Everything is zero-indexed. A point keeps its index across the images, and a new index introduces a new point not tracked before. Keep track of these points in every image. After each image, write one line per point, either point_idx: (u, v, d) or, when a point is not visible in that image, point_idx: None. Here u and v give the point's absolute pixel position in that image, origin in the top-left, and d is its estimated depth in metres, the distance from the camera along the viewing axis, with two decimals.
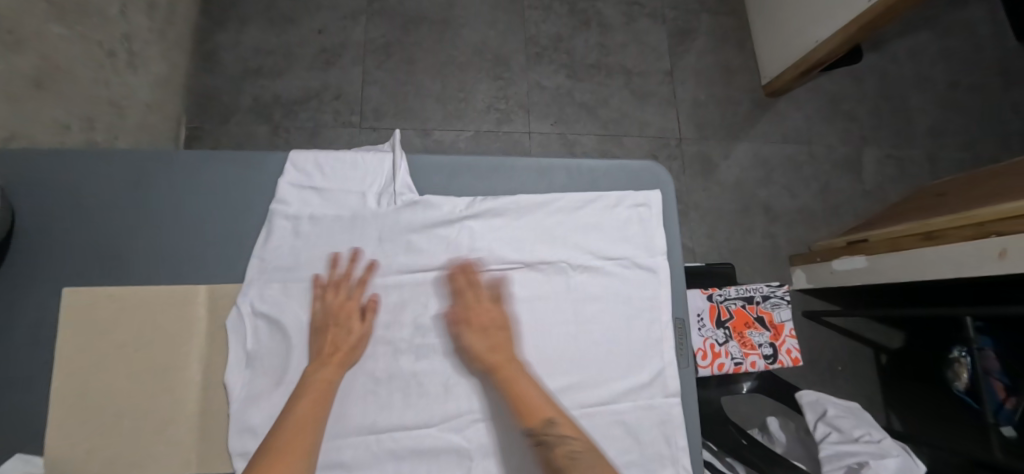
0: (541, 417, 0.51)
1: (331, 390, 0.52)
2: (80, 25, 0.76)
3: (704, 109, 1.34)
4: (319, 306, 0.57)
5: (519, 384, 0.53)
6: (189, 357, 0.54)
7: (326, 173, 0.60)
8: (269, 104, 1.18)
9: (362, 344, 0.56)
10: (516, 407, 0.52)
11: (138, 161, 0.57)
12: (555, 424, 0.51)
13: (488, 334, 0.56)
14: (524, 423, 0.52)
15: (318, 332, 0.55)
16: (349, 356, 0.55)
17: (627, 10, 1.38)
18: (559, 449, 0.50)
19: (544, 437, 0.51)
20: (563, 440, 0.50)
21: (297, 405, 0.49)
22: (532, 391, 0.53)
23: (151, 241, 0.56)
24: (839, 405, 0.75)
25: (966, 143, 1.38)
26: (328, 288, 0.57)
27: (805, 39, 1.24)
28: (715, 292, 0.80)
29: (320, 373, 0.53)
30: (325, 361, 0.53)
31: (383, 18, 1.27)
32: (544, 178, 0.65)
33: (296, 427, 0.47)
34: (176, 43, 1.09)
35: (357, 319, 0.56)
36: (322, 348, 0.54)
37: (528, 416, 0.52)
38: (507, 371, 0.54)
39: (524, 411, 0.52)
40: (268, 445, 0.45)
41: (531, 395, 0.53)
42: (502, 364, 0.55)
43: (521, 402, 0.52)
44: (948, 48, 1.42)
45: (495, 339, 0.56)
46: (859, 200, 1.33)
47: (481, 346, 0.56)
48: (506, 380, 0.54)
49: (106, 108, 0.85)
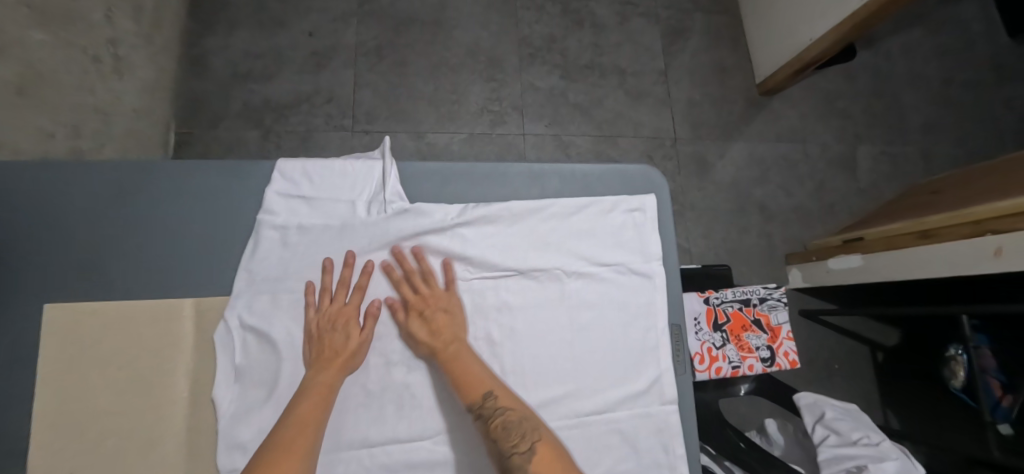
0: (480, 392, 0.52)
1: (332, 395, 0.51)
2: (63, 31, 0.74)
3: (699, 109, 1.34)
4: (314, 313, 0.56)
5: (459, 363, 0.54)
6: (175, 372, 0.53)
7: (314, 181, 0.59)
8: (259, 108, 1.16)
9: (362, 350, 0.55)
10: (457, 385, 0.53)
11: (120, 172, 0.56)
12: (493, 397, 0.52)
13: (427, 318, 0.56)
14: (464, 400, 0.52)
15: (313, 339, 0.54)
16: (350, 361, 0.54)
17: (620, 9, 1.37)
18: (496, 420, 0.51)
19: (481, 411, 0.51)
20: (499, 412, 0.51)
21: (299, 405, 0.49)
22: (473, 369, 0.54)
23: (134, 255, 0.55)
24: (838, 408, 0.75)
25: (959, 140, 1.38)
26: (324, 295, 0.56)
27: (799, 38, 1.23)
28: (712, 295, 0.80)
29: (320, 376, 0.52)
30: (325, 365, 0.52)
31: (374, 20, 1.25)
32: (536, 184, 0.64)
33: (298, 430, 0.46)
34: (163, 47, 1.07)
35: (355, 325, 0.56)
36: (322, 352, 0.53)
37: (467, 394, 0.52)
38: (446, 352, 0.54)
39: (463, 388, 0.53)
40: (270, 447, 0.44)
41: (470, 373, 0.53)
42: (442, 347, 0.55)
43: (460, 381, 0.53)
44: (941, 45, 1.42)
45: (433, 322, 0.56)
46: (854, 198, 1.33)
47: (421, 330, 0.56)
48: (446, 360, 0.54)
49: (92, 115, 0.83)
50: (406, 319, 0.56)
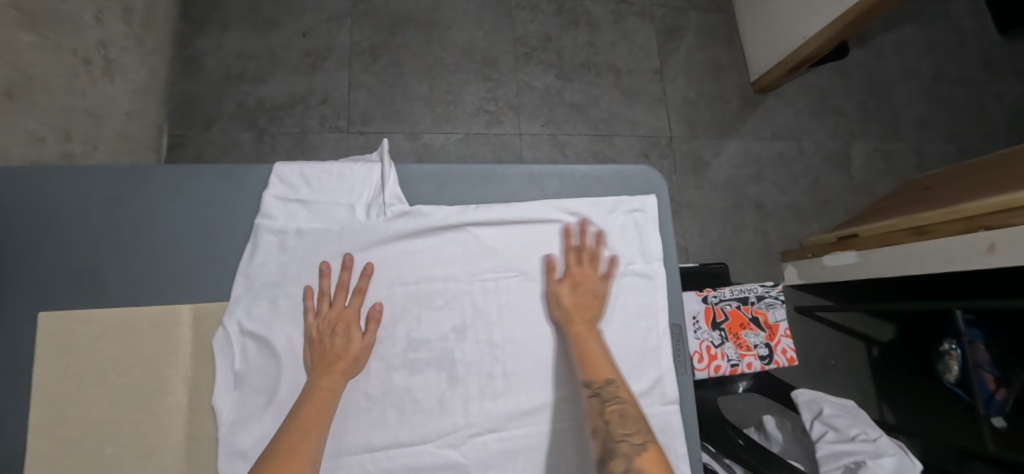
0: (604, 375, 0.54)
1: (334, 400, 0.50)
2: (53, 34, 0.73)
3: (695, 107, 1.34)
4: (314, 318, 0.55)
5: (589, 343, 0.57)
6: (173, 380, 0.52)
7: (312, 185, 0.59)
8: (253, 110, 1.15)
9: (364, 354, 0.54)
10: (584, 361, 0.55)
11: (114, 177, 0.55)
12: (614, 384, 0.53)
13: (579, 292, 0.60)
14: (583, 374, 0.54)
15: (314, 344, 0.54)
16: (351, 365, 0.53)
17: (615, 8, 1.37)
18: (612, 405, 0.52)
19: (600, 392, 0.53)
20: (616, 400, 0.52)
21: (300, 410, 0.48)
22: (600, 353, 0.56)
23: (130, 261, 0.55)
24: (836, 405, 0.75)
25: (951, 136, 1.39)
26: (323, 300, 0.56)
27: (793, 35, 1.24)
28: (710, 294, 0.80)
29: (323, 381, 0.51)
30: (326, 370, 0.52)
31: (368, 20, 1.25)
32: (536, 185, 0.64)
33: (300, 435, 0.45)
34: (154, 48, 1.06)
35: (356, 330, 0.55)
36: (324, 356, 0.53)
37: (588, 370, 0.54)
38: (583, 329, 0.58)
39: (587, 366, 0.55)
40: (272, 453, 0.43)
41: (598, 356, 0.56)
42: (579, 322, 0.58)
43: (585, 356, 0.55)
44: (932, 42, 1.43)
45: (583, 298, 0.60)
46: (848, 194, 1.34)
47: (568, 299, 0.59)
48: (583, 334, 0.57)
49: (83, 118, 0.82)
50: (558, 288, 0.60)
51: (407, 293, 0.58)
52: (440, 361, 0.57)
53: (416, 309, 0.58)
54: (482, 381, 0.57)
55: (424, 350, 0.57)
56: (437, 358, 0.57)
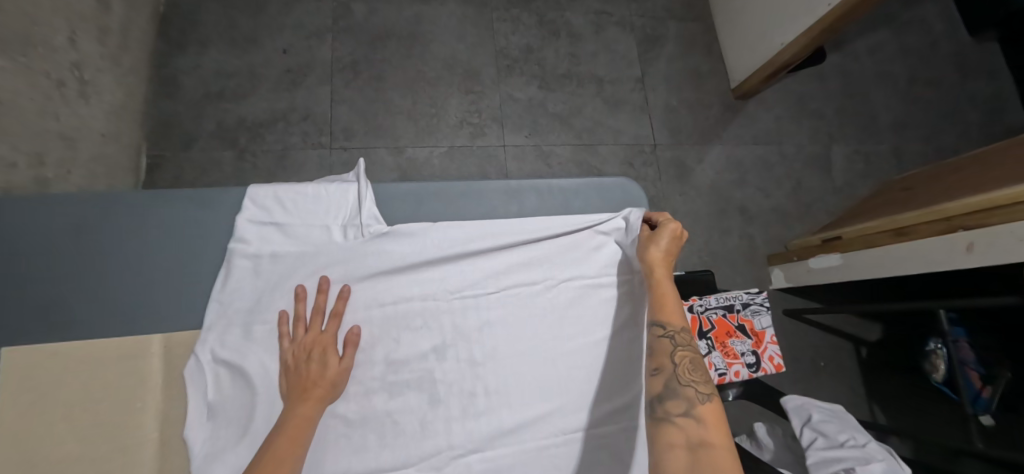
0: (680, 320, 0.52)
1: (310, 428, 0.47)
2: (24, 57, 0.72)
3: (677, 114, 1.36)
4: (289, 344, 0.53)
5: (668, 289, 0.55)
6: (144, 412, 0.51)
7: (286, 207, 0.58)
8: (233, 128, 1.14)
9: (341, 379, 0.53)
10: (660, 304, 0.54)
11: (81, 205, 0.54)
12: (686, 331, 0.52)
13: (671, 247, 0.58)
14: (657, 315, 0.53)
15: (290, 370, 0.52)
16: (327, 392, 0.51)
17: (596, 19, 1.39)
18: (683, 352, 0.50)
19: (672, 334, 0.51)
20: (687, 347, 0.51)
21: (273, 438, 0.45)
22: (676, 300, 0.54)
23: (96, 291, 0.53)
24: (824, 410, 0.75)
25: (930, 136, 1.41)
26: (297, 324, 0.54)
27: (770, 43, 1.26)
28: (696, 303, 0.80)
29: (297, 410, 0.48)
30: (302, 398, 0.49)
31: (349, 36, 1.24)
32: (514, 200, 0.64)
33: (271, 462, 0.42)
34: (130, 68, 1.05)
35: (333, 355, 0.53)
36: (299, 383, 0.51)
37: (663, 312, 0.53)
38: (664, 277, 0.56)
39: (663, 309, 0.53)
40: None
41: (673, 301, 0.54)
42: (663, 271, 0.56)
43: (664, 299, 0.54)
44: (906, 45, 1.46)
45: (672, 253, 0.58)
46: (831, 196, 1.36)
47: (665, 243, 0.57)
48: (667, 280, 0.56)
49: (56, 141, 0.80)
50: (655, 234, 0.58)
51: (385, 314, 0.57)
52: (420, 382, 0.56)
53: (394, 331, 0.57)
54: (464, 400, 0.56)
55: (404, 371, 0.56)
56: (417, 379, 0.56)
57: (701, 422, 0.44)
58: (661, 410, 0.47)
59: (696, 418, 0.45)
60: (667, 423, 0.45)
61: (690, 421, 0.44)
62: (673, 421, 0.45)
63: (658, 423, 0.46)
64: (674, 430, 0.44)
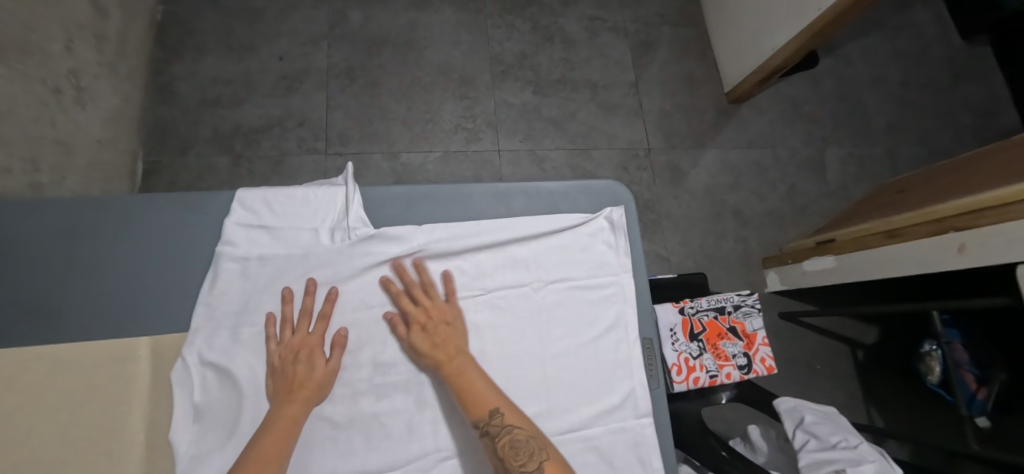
0: (486, 410, 0.50)
1: (295, 430, 0.49)
2: (21, 64, 0.73)
3: (671, 119, 1.36)
4: (275, 346, 0.54)
5: (467, 379, 0.52)
6: (131, 415, 0.51)
7: (275, 211, 0.58)
8: (229, 134, 1.15)
9: (328, 381, 0.53)
10: (463, 402, 0.51)
11: (72, 209, 0.55)
12: (498, 417, 0.50)
13: (432, 331, 0.55)
14: (468, 415, 0.51)
15: (278, 372, 0.53)
16: (314, 393, 0.52)
17: (590, 24, 1.40)
18: (502, 439, 0.49)
19: (487, 428, 0.50)
20: (506, 430, 0.49)
21: (259, 439, 0.47)
22: (480, 384, 0.52)
23: (85, 295, 0.53)
24: (817, 412, 0.75)
25: (923, 139, 1.42)
26: (284, 327, 0.55)
27: (762, 48, 1.27)
28: (687, 305, 0.79)
29: (282, 412, 0.49)
30: (289, 398, 0.51)
31: (345, 43, 1.26)
32: (502, 202, 0.65)
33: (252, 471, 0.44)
34: (127, 75, 1.05)
35: (320, 356, 0.54)
36: (285, 386, 0.51)
37: (473, 409, 0.51)
38: (457, 365, 0.53)
39: (469, 406, 0.51)
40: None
41: (477, 389, 0.52)
42: (449, 359, 0.54)
43: (466, 395, 0.51)
44: (898, 49, 1.47)
45: (439, 336, 0.55)
46: (825, 199, 1.36)
47: (426, 334, 0.55)
48: (457, 370, 0.53)
49: (52, 147, 0.81)
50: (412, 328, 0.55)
51: (373, 316, 0.58)
52: (408, 384, 0.56)
53: (382, 333, 0.57)
54: (452, 403, 0.56)
55: (391, 373, 0.56)
56: (405, 382, 0.56)
57: None
58: None
59: None
60: None
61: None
62: None
63: None
64: None
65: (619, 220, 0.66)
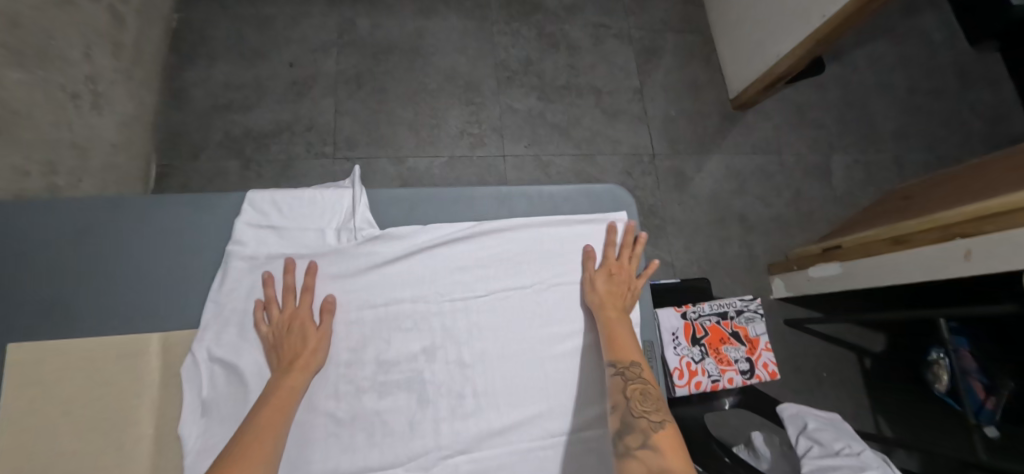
0: (632, 358, 0.56)
1: (296, 395, 0.51)
2: (40, 70, 0.75)
3: (675, 124, 1.37)
4: (267, 326, 0.55)
5: (619, 327, 0.58)
6: (141, 409, 0.52)
7: (284, 212, 0.60)
8: (239, 138, 1.17)
9: (321, 348, 0.55)
10: (610, 343, 0.57)
11: (87, 209, 0.57)
12: (639, 368, 0.55)
13: (614, 281, 0.62)
14: (610, 353, 0.56)
15: (273, 348, 0.54)
16: (313, 360, 0.54)
17: (594, 31, 1.42)
18: (634, 384, 0.54)
19: (624, 371, 0.55)
20: (639, 381, 0.54)
21: (257, 409, 0.48)
22: (627, 338, 0.58)
23: (99, 291, 0.55)
24: (820, 418, 0.75)
25: (930, 146, 1.41)
26: (271, 305, 0.56)
27: (766, 55, 1.28)
28: (689, 309, 0.80)
29: (283, 380, 0.51)
30: (287, 369, 0.52)
31: (353, 49, 1.28)
32: (505, 205, 0.66)
33: (262, 428, 0.46)
34: (142, 81, 1.08)
35: (311, 325, 0.55)
36: (282, 358, 0.53)
37: (618, 351, 0.56)
38: (618, 315, 0.59)
39: (614, 346, 0.56)
40: (238, 440, 0.44)
41: (627, 340, 0.57)
42: (614, 307, 0.60)
43: (614, 337, 0.57)
44: (904, 55, 1.47)
45: (617, 287, 0.62)
46: (831, 205, 1.36)
47: (607, 280, 0.62)
48: (616, 318, 0.59)
49: (69, 150, 0.83)
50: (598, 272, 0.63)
51: (376, 315, 0.58)
52: (411, 383, 0.57)
53: (385, 332, 0.58)
54: (453, 402, 0.57)
55: (393, 372, 0.57)
56: (408, 380, 0.57)
57: (658, 451, 0.47)
58: (623, 445, 0.49)
59: (653, 447, 0.48)
60: (628, 458, 0.48)
61: (649, 452, 0.47)
62: (633, 454, 0.48)
63: (621, 458, 0.49)
64: (633, 462, 0.47)
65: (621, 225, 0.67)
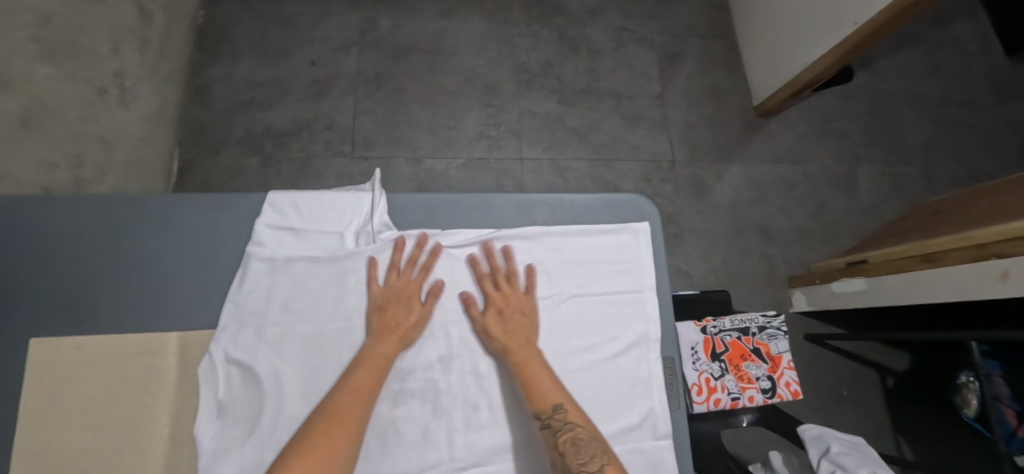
0: (552, 402, 0.51)
1: (388, 366, 0.53)
2: (70, 64, 0.76)
3: (696, 131, 1.34)
4: (381, 286, 0.58)
5: (533, 368, 0.54)
6: (157, 408, 0.52)
7: (303, 214, 0.60)
8: (260, 136, 1.18)
9: (419, 326, 0.57)
10: (528, 391, 0.53)
11: (112, 206, 0.57)
12: (564, 412, 0.51)
13: (504, 317, 0.58)
14: (533, 405, 0.52)
15: (376, 308, 0.57)
16: (407, 335, 0.56)
17: (616, 35, 1.40)
18: (563, 435, 0.49)
19: (549, 421, 0.50)
20: (568, 426, 0.50)
21: (353, 375, 0.51)
22: (544, 377, 0.54)
23: (121, 288, 0.55)
24: (844, 442, 0.72)
25: (962, 159, 1.36)
26: (391, 270, 0.59)
27: (793, 62, 1.25)
28: (709, 324, 0.78)
29: (378, 347, 0.54)
30: (384, 337, 0.55)
31: (374, 49, 1.28)
32: (525, 213, 0.65)
33: (353, 399, 0.49)
34: (167, 77, 1.10)
35: (417, 301, 0.58)
36: (383, 323, 0.56)
37: (537, 400, 0.52)
38: (526, 355, 0.55)
39: (532, 396, 0.52)
40: (326, 409, 0.48)
41: (542, 382, 0.53)
42: (518, 347, 0.56)
43: (528, 384, 0.53)
44: (937, 65, 1.42)
45: (510, 323, 0.58)
46: (856, 218, 1.32)
47: (501, 320, 0.58)
48: (526, 359, 0.55)
49: (95, 144, 0.84)
50: (489, 312, 0.59)
51: None
52: (425, 392, 0.56)
53: None
54: (467, 413, 0.56)
55: (408, 379, 0.56)
56: (423, 389, 0.56)
57: None
58: None
59: None
60: None
61: None
62: None
63: None
64: None
65: (643, 237, 0.66)
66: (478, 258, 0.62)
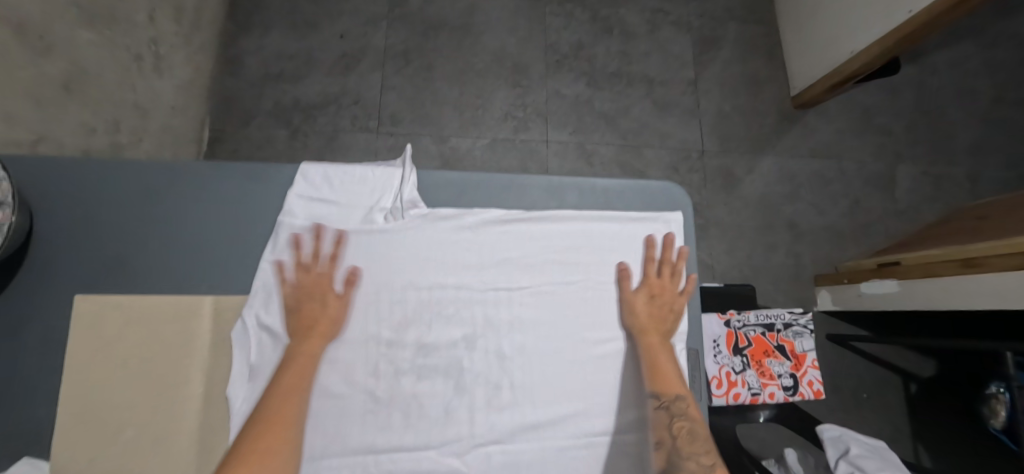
0: (677, 393, 0.57)
1: (312, 363, 0.54)
2: (109, 31, 0.77)
3: (729, 121, 1.30)
4: (291, 287, 0.57)
5: (661, 357, 0.59)
6: (192, 368, 0.54)
7: (335, 186, 0.61)
8: (288, 108, 1.19)
9: (340, 315, 0.57)
10: (654, 376, 0.58)
11: (150, 171, 0.58)
12: (684, 403, 0.57)
13: (656, 304, 0.61)
14: (655, 387, 0.57)
15: (291, 310, 0.56)
16: (328, 328, 0.56)
17: (651, 17, 1.35)
18: (680, 422, 0.56)
19: (669, 406, 0.57)
20: (684, 417, 0.56)
21: (280, 380, 0.52)
22: (671, 369, 0.58)
23: (158, 252, 0.57)
24: (865, 445, 0.71)
25: (1011, 162, 1.30)
26: (302, 269, 0.58)
27: (837, 52, 1.19)
28: (734, 318, 0.77)
29: (302, 348, 0.54)
30: (306, 336, 0.55)
31: (403, 24, 1.27)
32: (555, 196, 0.64)
33: (282, 401, 0.50)
34: (201, 46, 1.11)
35: (332, 293, 0.57)
36: (301, 322, 0.56)
37: (662, 385, 0.57)
38: (660, 344, 0.59)
39: (657, 379, 0.57)
40: (259, 418, 0.48)
41: (670, 372, 0.58)
42: (655, 332, 0.60)
43: (658, 369, 0.58)
44: (993, 60, 1.34)
45: (660, 311, 0.61)
46: (891, 218, 1.27)
47: (649, 302, 0.61)
48: (659, 345, 0.59)
49: (131, 111, 0.86)
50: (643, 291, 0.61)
51: (421, 298, 0.58)
52: (449, 371, 0.57)
53: (428, 316, 0.58)
54: (489, 392, 0.57)
55: (432, 356, 0.57)
56: (446, 367, 0.57)
57: None
58: None
59: None
60: None
61: None
62: None
63: None
64: None
65: (676, 235, 0.64)
66: (656, 241, 0.63)
